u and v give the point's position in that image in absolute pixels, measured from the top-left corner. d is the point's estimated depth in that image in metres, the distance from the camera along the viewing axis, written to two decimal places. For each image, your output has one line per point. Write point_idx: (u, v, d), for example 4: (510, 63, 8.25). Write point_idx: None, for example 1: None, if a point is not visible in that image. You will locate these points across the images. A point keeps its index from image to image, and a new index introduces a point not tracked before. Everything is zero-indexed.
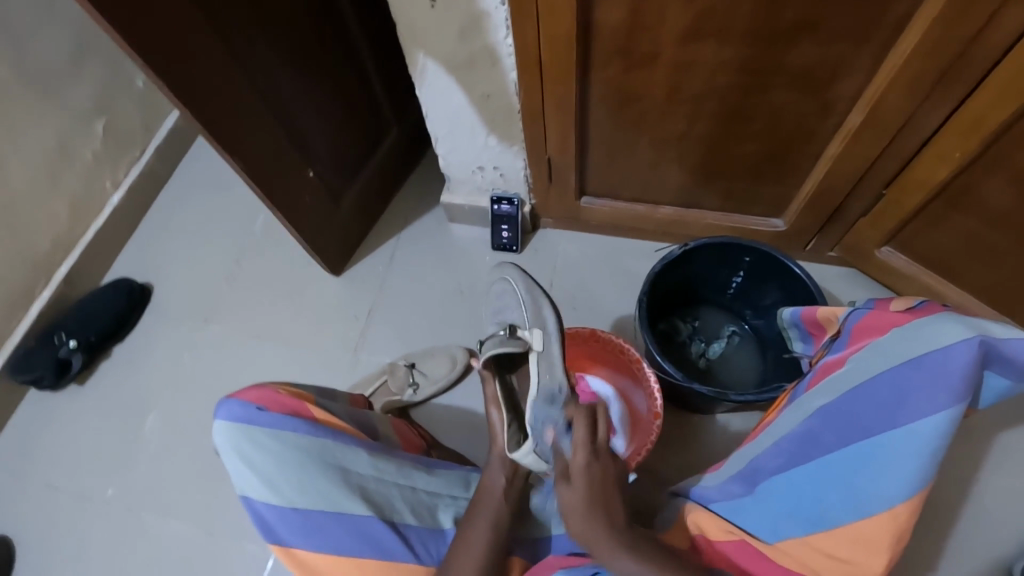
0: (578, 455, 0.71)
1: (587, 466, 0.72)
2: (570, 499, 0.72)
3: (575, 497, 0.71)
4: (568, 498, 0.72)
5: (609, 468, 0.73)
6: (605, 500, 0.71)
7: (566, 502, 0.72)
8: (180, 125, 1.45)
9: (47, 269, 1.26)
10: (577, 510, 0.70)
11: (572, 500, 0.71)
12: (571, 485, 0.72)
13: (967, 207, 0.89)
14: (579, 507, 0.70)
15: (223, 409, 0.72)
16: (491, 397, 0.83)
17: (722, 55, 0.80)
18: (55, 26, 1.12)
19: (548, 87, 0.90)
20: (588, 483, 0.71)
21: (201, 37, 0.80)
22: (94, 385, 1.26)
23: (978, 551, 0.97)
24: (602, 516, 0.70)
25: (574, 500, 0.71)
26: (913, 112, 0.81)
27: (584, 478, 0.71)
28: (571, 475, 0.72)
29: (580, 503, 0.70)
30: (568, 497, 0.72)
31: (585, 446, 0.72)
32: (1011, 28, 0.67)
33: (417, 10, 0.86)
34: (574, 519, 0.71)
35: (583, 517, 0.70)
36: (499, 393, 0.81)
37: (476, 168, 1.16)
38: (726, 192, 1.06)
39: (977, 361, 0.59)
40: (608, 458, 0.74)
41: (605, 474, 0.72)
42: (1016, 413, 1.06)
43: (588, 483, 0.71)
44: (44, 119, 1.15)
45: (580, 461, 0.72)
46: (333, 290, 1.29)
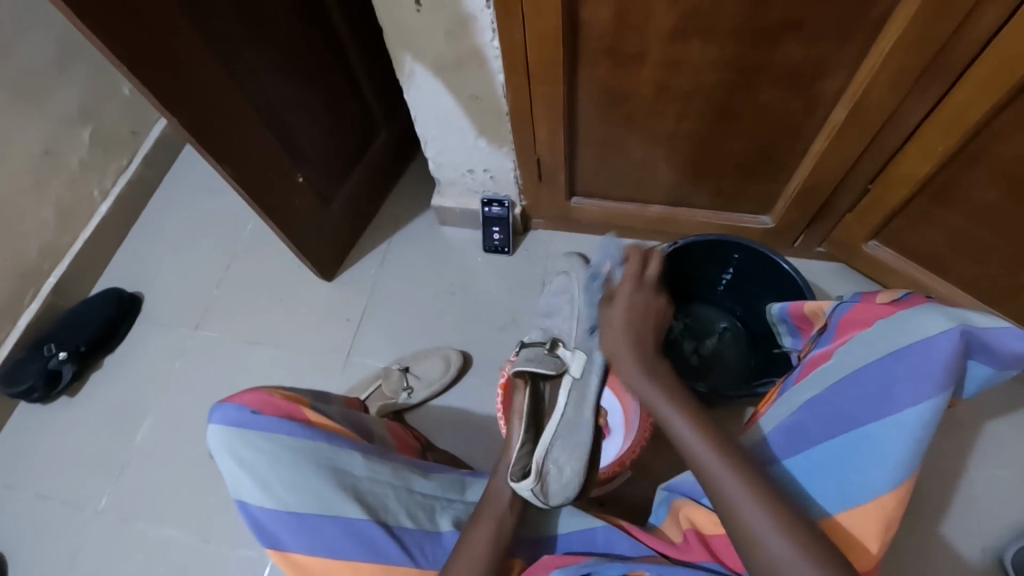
0: (625, 280, 0.82)
1: (632, 292, 0.81)
2: (611, 329, 0.79)
3: (616, 309, 0.80)
4: (608, 316, 0.81)
5: (649, 295, 0.82)
6: (640, 323, 0.79)
7: (606, 316, 0.81)
8: (169, 132, 1.45)
9: (35, 279, 1.26)
10: (616, 327, 0.79)
11: (617, 310, 0.80)
12: (615, 302, 0.81)
13: (951, 201, 0.91)
14: (620, 321, 0.79)
15: (216, 414, 0.72)
16: (516, 407, 0.86)
17: (706, 53, 0.81)
18: (41, 35, 1.12)
19: (535, 89, 0.91)
20: (629, 303, 0.80)
21: (188, 43, 0.80)
22: (85, 395, 1.25)
23: (968, 540, 0.98)
24: (633, 338, 0.78)
25: (614, 313, 0.80)
26: (896, 107, 0.82)
27: (626, 296, 0.81)
28: (616, 294, 0.82)
29: (621, 321, 0.79)
30: (613, 312, 0.80)
31: (631, 274, 0.82)
32: (988, 23, 0.68)
33: (404, 13, 0.86)
34: (613, 335, 0.79)
35: (622, 335, 0.78)
36: (525, 407, 0.84)
37: (466, 170, 1.16)
38: (715, 190, 1.07)
39: (958, 352, 0.61)
40: (653, 292, 0.83)
41: (645, 305, 0.81)
42: (1003, 404, 1.07)
43: (629, 298, 0.80)
44: (30, 128, 1.15)
45: (625, 285, 0.81)
46: (326, 295, 1.29)
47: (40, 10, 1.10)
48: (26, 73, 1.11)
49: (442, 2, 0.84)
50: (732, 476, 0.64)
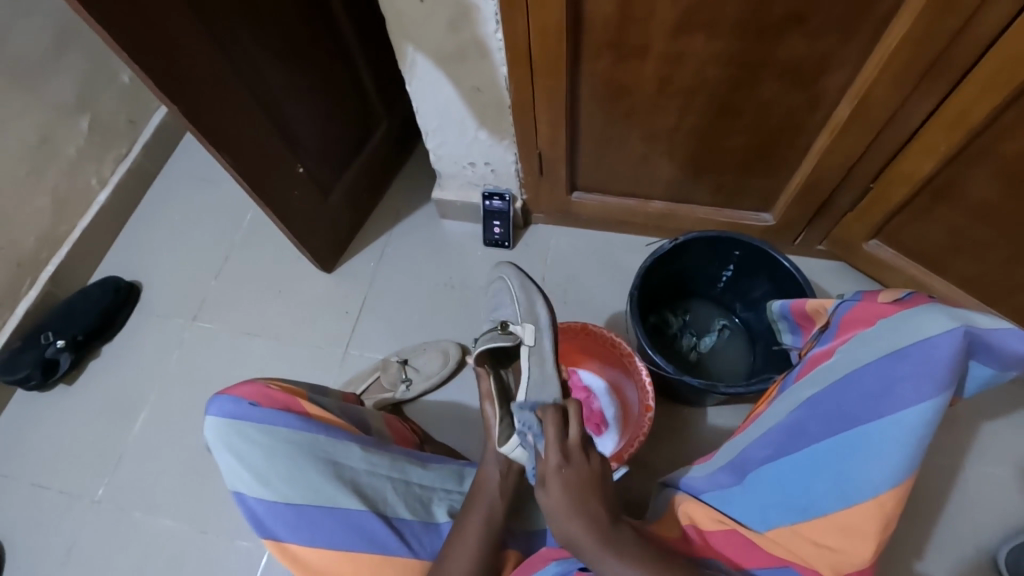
0: (550, 453, 0.70)
1: (561, 470, 0.69)
2: (559, 523, 0.67)
3: (552, 500, 0.68)
4: (549, 504, 0.68)
5: (586, 464, 0.70)
6: (584, 498, 0.67)
7: (546, 508, 0.69)
8: (168, 121, 1.44)
9: (33, 267, 1.25)
10: (557, 515, 0.67)
11: (554, 496, 0.68)
12: (548, 490, 0.69)
13: (951, 200, 0.91)
14: (561, 504, 0.67)
15: (212, 406, 0.71)
16: (485, 392, 0.83)
17: (710, 47, 0.80)
18: (38, 20, 1.10)
19: (538, 81, 0.90)
20: (564, 487, 0.68)
21: (186, 31, 0.79)
22: (82, 384, 1.25)
23: (962, 537, 0.99)
24: (579, 514, 0.66)
25: (553, 501, 0.68)
26: (899, 106, 0.82)
27: (559, 477, 0.68)
28: (546, 475, 0.70)
29: (561, 500, 0.67)
30: (551, 496, 0.68)
31: (554, 448, 0.70)
32: (995, 20, 0.68)
33: (406, 3, 0.86)
34: (557, 520, 0.67)
35: (564, 513, 0.66)
36: (493, 388, 0.82)
37: (467, 163, 1.16)
38: (717, 186, 1.07)
39: (960, 351, 0.60)
40: (587, 456, 0.71)
41: (585, 476, 0.69)
42: (1000, 403, 1.07)
43: (563, 483, 0.68)
44: (27, 114, 1.14)
45: (552, 464, 0.69)
46: (325, 287, 1.28)
47: None
48: (23, 59, 1.10)
49: None
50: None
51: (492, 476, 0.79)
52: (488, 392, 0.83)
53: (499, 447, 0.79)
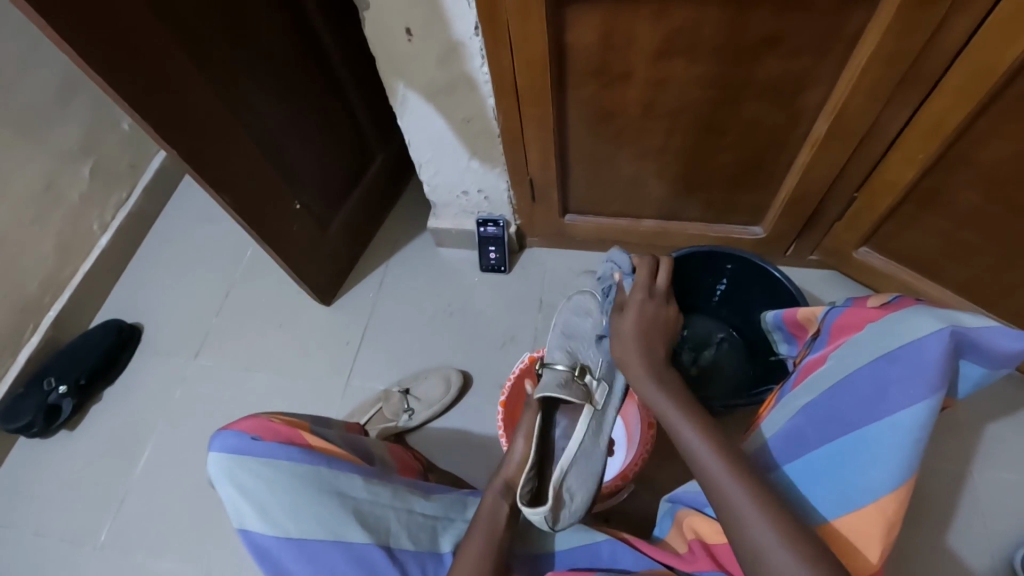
0: (639, 285, 0.84)
1: (644, 303, 0.83)
2: (621, 344, 0.80)
3: (626, 321, 0.81)
4: (619, 324, 0.82)
5: (660, 306, 0.84)
6: (651, 333, 0.80)
7: (616, 326, 0.82)
8: (168, 165, 1.47)
9: (36, 312, 1.26)
10: (624, 334, 0.80)
11: (630, 318, 0.81)
12: (625, 314, 0.82)
13: (936, 205, 0.92)
14: (631, 327, 0.80)
15: (216, 441, 0.73)
16: (524, 431, 0.81)
17: (690, 71, 0.83)
18: (43, 74, 1.15)
19: (526, 111, 0.93)
20: (639, 314, 0.81)
21: (185, 78, 0.82)
22: (84, 428, 1.24)
23: (975, 544, 0.97)
24: (644, 350, 0.78)
25: (625, 325, 0.81)
26: (876, 117, 0.84)
27: (637, 304, 0.82)
28: (628, 304, 0.83)
29: (633, 329, 0.80)
30: (623, 321, 0.82)
31: (643, 286, 0.85)
32: (959, 34, 0.71)
33: (396, 43, 0.89)
34: (620, 339, 0.80)
35: (632, 338, 0.79)
36: (535, 429, 0.80)
37: (461, 192, 1.18)
38: (706, 203, 1.09)
39: (948, 353, 0.62)
40: (665, 302, 0.85)
41: (654, 313, 0.82)
42: (1002, 406, 1.07)
43: (640, 309, 0.82)
44: (31, 164, 1.17)
45: (639, 295, 0.84)
46: (325, 320, 1.29)
47: (42, 51, 1.14)
48: (28, 110, 1.14)
49: (432, 30, 0.86)
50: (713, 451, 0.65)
51: (499, 505, 0.76)
52: (529, 432, 0.81)
53: (521, 504, 0.72)
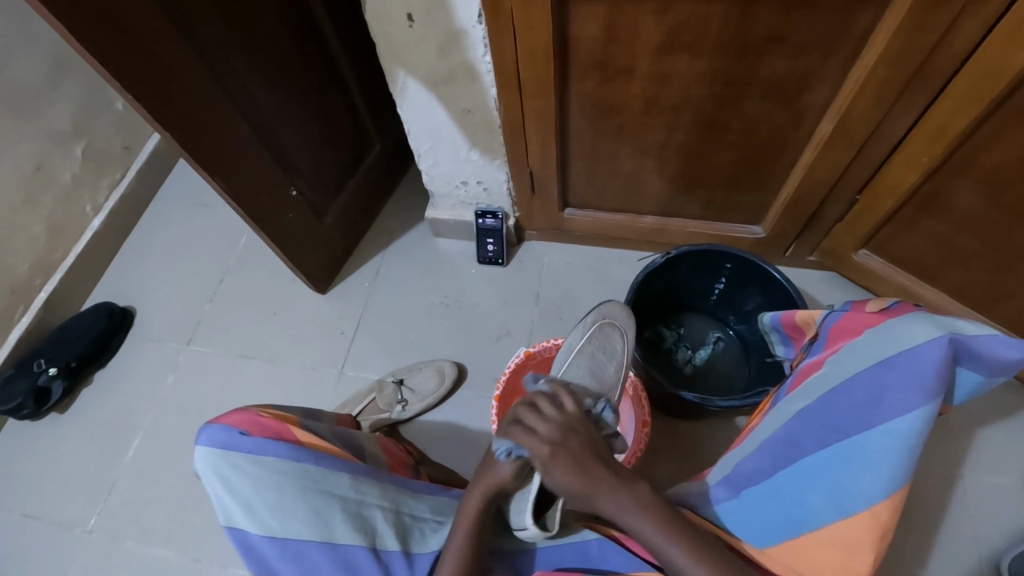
0: (541, 447, 0.71)
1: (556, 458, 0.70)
2: (571, 494, 0.71)
3: (564, 479, 0.70)
4: (557, 486, 0.71)
5: (572, 439, 0.72)
6: (591, 472, 0.70)
7: (560, 489, 0.71)
8: (162, 147, 1.45)
9: (27, 294, 1.25)
10: (572, 491, 0.70)
11: (564, 476, 0.70)
12: (553, 472, 0.70)
13: (937, 210, 0.92)
14: (575, 484, 0.70)
15: (204, 434, 0.71)
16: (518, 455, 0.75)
17: (695, 67, 0.82)
18: (33, 51, 1.12)
19: (527, 102, 0.92)
20: (569, 463, 0.70)
21: (180, 60, 0.81)
22: (74, 411, 1.24)
23: (963, 548, 0.98)
24: (595, 488, 0.70)
25: (565, 481, 0.70)
26: (881, 119, 0.83)
27: (557, 462, 0.70)
28: (549, 465, 0.71)
29: (575, 481, 0.70)
30: (558, 479, 0.71)
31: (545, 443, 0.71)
32: (966, 38, 0.70)
33: (397, 29, 0.87)
34: (572, 494, 0.71)
35: (582, 490, 0.70)
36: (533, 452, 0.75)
37: (460, 182, 1.17)
38: (707, 201, 1.08)
39: (945, 360, 0.61)
40: (573, 427, 0.73)
41: (582, 451, 0.71)
42: (994, 410, 1.08)
43: (563, 462, 0.70)
44: (22, 143, 1.15)
45: (546, 455, 0.71)
46: (320, 308, 1.28)
47: (33, 26, 1.11)
48: (19, 88, 1.12)
49: (433, 17, 0.85)
50: (670, 541, 0.67)
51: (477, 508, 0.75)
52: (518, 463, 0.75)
53: (529, 519, 0.73)
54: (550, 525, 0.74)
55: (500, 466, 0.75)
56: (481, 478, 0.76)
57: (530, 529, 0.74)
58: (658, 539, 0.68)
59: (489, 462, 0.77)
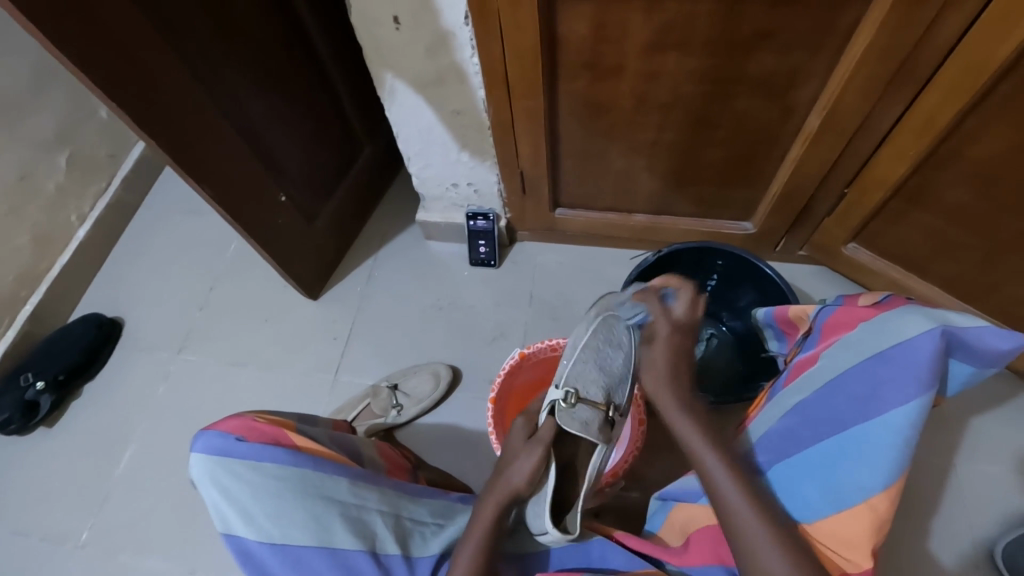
0: (663, 322, 0.81)
1: (670, 334, 0.81)
2: (650, 376, 0.79)
3: (659, 355, 0.79)
4: (648, 356, 0.80)
5: (687, 338, 0.81)
6: (680, 372, 0.78)
7: (645, 357, 0.81)
8: (148, 155, 1.43)
9: (12, 306, 1.23)
10: (658, 367, 0.79)
11: (660, 356, 0.79)
12: (654, 347, 0.80)
13: (925, 202, 0.93)
14: (662, 363, 0.79)
15: (199, 441, 0.70)
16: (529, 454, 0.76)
17: (684, 65, 0.82)
18: (14, 60, 1.10)
19: (517, 103, 0.92)
20: (668, 350, 0.80)
21: (166, 67, 0.80)
22: (64, 424, 1.22)
23: (958, 536, 0.99)
24: (674, 390, 0.77)
25: (657, 361, 0.79)
26: (868, 113, 0.84)
27: (667, 339, 0.80)
28: (656, 338, 0.81)
29: (662, 364, 0.79)
30: (652, 357, 0.80)
31: (663, 315, 0.82)
32: (951, 32, 0.71)
33: (384, 31, 0.87)
34: (653, 378, 0.79)
35: (664, 372, 0.78)
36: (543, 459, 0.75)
37: (451, 184, 1.16)
38: (698, 198, 1.08)
39: (939, 352, 0.62)
40: (686, 328, 0.82)
41: (683, 346, 0.80)
42: (986, 400, 1.09)
43: (668, 346, 0.80)
44: (4, 153, 1.13)
45: (665, 327, 0.81)
46: (312, 314, 1.27)
47: (13, 34, 1.09)
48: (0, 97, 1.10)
49: (421, 19, 0.84)
50: (712, 451, 0.69)
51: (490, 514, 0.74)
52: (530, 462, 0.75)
53: (551, 525, 0.71)
54: (570, 528, 0.73)
55: (516, 471, 0.75)
56: (495, 487, 0.76)
57: (550, 533, 0.71)
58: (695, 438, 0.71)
59: (503, 469, 0.77)
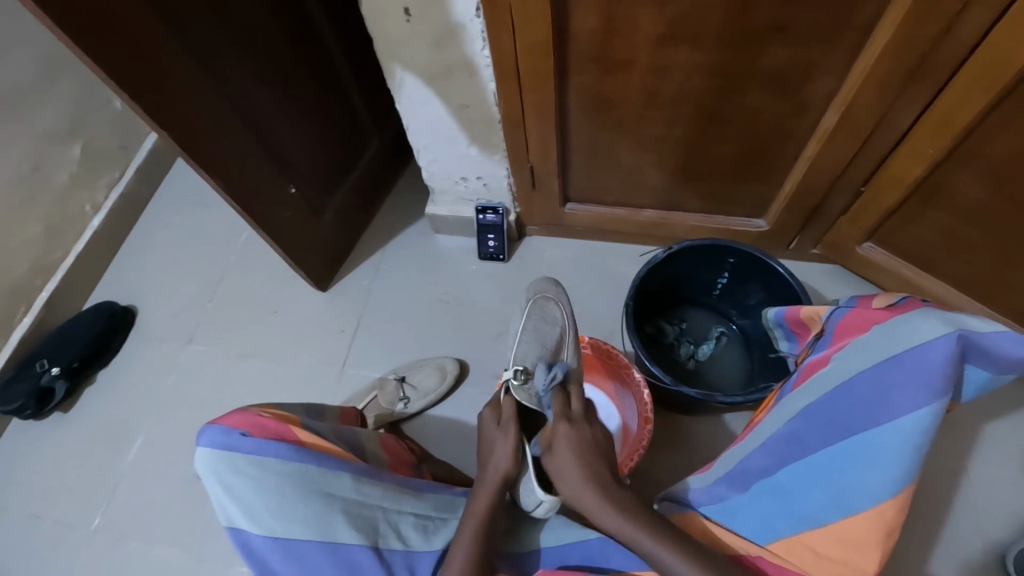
0: (557, 424, 0.73)
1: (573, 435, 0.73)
2: (567, 484, 0.72)
3: (565, 465, 0.72)
4: (556, 466, 0.73)
5: (591, 432, 0.74)
6: (591, 461, 0.72)
7: (554, 468, 0.73)
8: (159, 146, 1.44)
9: (27, 294, 1.25)
10: (569, 476, 0.72)
11: (566, 461, 0.72)
12: (557, 454, 0.73)
13: (943, 203, 0.91)
14: (571, 470, 0.71)
15: (204, 435, 0.71)
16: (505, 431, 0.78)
17: (696, 59, 0.80)
18: (29, 50, 1.11)
19: (527, 97, 0.91)
20: (575, 447, 0.72)
21: (174, 56, 0.79)
22: (77, 411, 1.24)
23: (969, 544, 0.98)
24: (591, 480, 0.71)
25: (563, 464, 0.72)
26: (886, 111, 0.82)
27: (566, 440, 0.72)
28: (554, 440, 0.73)
29: (571, 465, 0.72)
30: (560, 459, 0.72)
31: (561, 413, 0.74)
32: (975, 28, 0.68)
33: (393, 23, 0.86)
34: (566, 482, 0.72)
35: (578, 480, 0.71)
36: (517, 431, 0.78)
37: (459, 178, 1.16)
38: (711, 193, 1.06)
39: (954, 357, 0.60)
40: (589, 427, 0.75)
41: (592, 436, 0.74)
42: (1001, 405, 1.07)
43: (573, 442, 0.72)
44: (20, 143, 1.15)
45: (559, 427, 0.73)
46: (320, 306, 1.28)
47: (28, 24, 1.10)
48: (15, 88, 1.11)
49: (430, 12, 0.83)
50: (662, 546, 0.66)
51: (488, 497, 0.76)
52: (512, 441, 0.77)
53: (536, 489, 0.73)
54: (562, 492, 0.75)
55: (498, 457, 0.77)
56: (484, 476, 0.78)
57: (545, 500, 0.74)
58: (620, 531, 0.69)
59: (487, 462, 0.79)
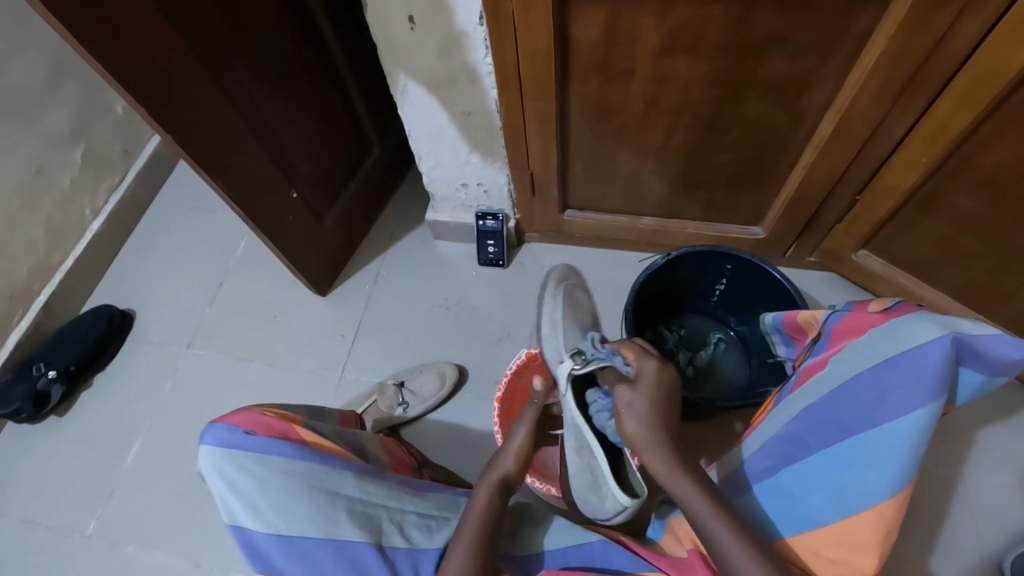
0: (649, 364, 0.73)
1: (657, 373, 0.73)
2: (636, 422, 0.71)
3: (641, 400, 0.71)
4: (632, 401, 0.71)
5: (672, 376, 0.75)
6: (664, 406, 0.72)
7: (626, 402, 0.72)
8: (161, 150, 1.45)
9: (25, 298, 1.24)
10: (641, 413, 0.71)
11: (648, 401, 0.71)
12: (637, 389, 0.72)
13: (938, 212, 0.92)
14: (647, 409, 0.71)
15: (207, 434, 0.71)
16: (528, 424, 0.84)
17: (696, 68, 0.82)
18: (33, 54, 1.12)
19: (529, 105, 0.92)
20: (655, 389, 0.72)
21: (181, 60, 0.80)
22: (72, 415, 1.23)
23: (966, 549, 0.98)
24: (663, 425, 0.71)
25: (641, 401, 0.71)
26: (881, 120, 0.84)
27: (655, 379, 0.73)
28: (641, 377, 0.73)
29: (649, 404, 0.71)
30: (638, 401, 0.71)
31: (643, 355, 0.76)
32: (966, 39, 0.70)
33: (397, 31, 0.87)
34: (639, 422, 0.70)
35: (651, 418, 0.70)
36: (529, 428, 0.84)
37: (460, 184, 1.17)
38: (708, 201, 1.08)
39: (949, 359, 0.61)
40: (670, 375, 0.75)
41: (671, 383, 0.74)
42: (995, 411, 1.08)
43: (655, 383, 0.73)
44: (22, 147, 1.15)
45: (654, 368, 0.73)
46: (320, 311, 1.28)
47: (34, 28, 1.11)
48: (18, 92, 1.12)
49: (435, 20, 0.85)
50: (699, 497, 0.66)
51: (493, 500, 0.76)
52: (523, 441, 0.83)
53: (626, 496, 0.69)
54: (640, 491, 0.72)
55: (507, 454, 0.82)
56: (488, 475, 0.79)
57: (627, 500, 0.70)
58: (667, 474, 0.69)
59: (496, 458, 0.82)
